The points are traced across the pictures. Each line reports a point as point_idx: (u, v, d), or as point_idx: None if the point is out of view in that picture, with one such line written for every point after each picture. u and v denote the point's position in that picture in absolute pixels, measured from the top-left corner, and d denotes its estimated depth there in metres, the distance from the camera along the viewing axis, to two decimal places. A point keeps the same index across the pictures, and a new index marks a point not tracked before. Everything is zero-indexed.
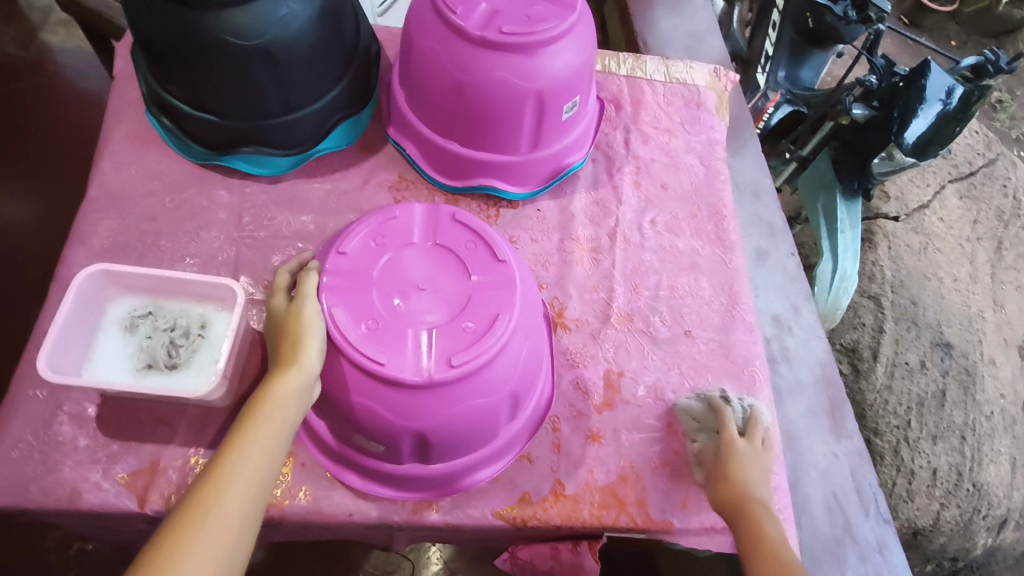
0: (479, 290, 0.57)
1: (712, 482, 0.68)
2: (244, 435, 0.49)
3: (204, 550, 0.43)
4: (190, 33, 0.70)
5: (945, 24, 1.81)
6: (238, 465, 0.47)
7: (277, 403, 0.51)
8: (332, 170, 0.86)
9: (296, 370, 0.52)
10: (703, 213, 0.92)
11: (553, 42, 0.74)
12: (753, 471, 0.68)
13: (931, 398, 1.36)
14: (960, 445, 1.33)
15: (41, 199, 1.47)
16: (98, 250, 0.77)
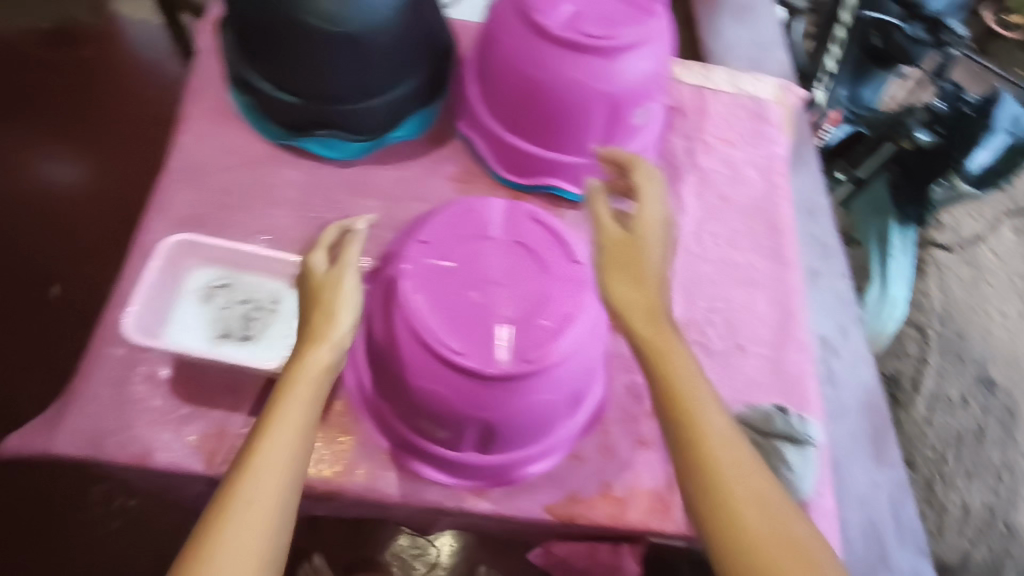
0: (554, 291, 0.59)
1: (619, 289, 0.57)
2: (279, 405, 0.54)
3: (252, 507, 0.49)
4: (284, 20, 0.74)
5: (1015, 51, 1.76)
6: (274, 431, 0.53)
7: (306, 374, 0.56)
8: (401, 158, 0.88)
9: (322, 344, 0.57)
10: (764, 228, 0.92)
11: (629, 48, 0.74)
12: (655, 266, 0.58)
13: (970, 435, 1.34)
14: (997, 487, 1.30)
15: (93, 168, 1.58)
16: (175, 219, 0.80)
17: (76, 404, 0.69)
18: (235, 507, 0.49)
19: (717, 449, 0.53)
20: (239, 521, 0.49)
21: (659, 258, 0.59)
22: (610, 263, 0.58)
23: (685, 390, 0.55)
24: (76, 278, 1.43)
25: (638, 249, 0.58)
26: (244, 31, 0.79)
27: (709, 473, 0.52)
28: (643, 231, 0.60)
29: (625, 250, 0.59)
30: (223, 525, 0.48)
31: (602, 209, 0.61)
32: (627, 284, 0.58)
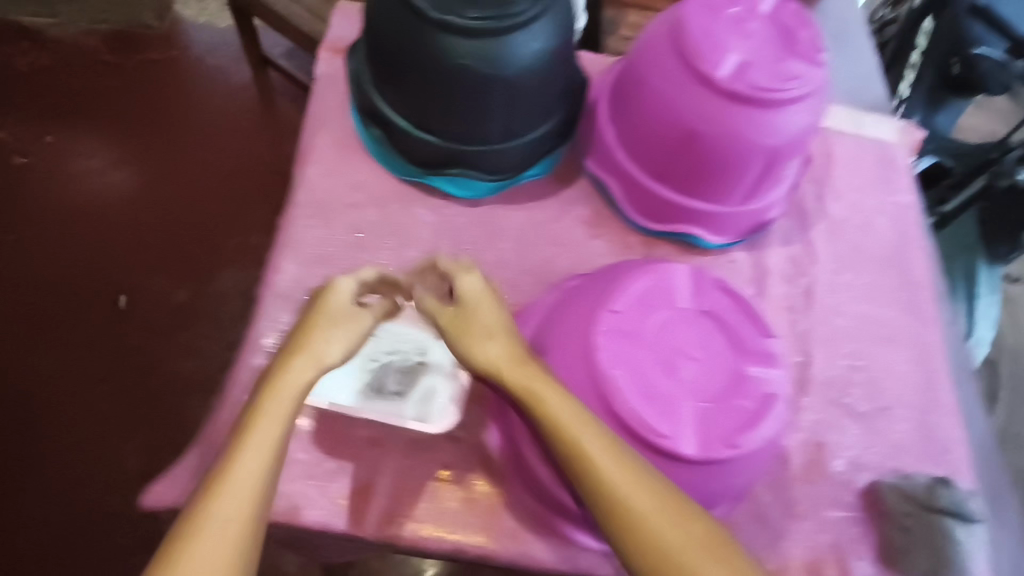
0: (750, 366, 0.56)
1: (487, 350, 0.54)
2: (257, 414, 0.52)
3: (224, 522, 0.46)
4: (434, 57, 0.68)
5: None
6: (251, 441, 0.50)
7: (288, 386, 0.54)
8: (529, 199, 0.85)
9: (308, 357, 0.56)
10: (900, 281, 0.88)
11: (799, 101, 0.70)
12: (494, 317, 0.56)
13: None
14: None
15: (160, 178, 1.59)
16: (306, 258, 0.77)
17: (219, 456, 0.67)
18: (206, 520, 0.46)
19: (611, 478, 0.48)
20: (208, 538, 0.46)
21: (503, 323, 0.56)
22: (462, 330, 0.56)
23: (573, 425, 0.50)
24: (150, 291, 1.49)
25: (488, 320, 0.56)
26: (381, 65, 0.74)
27: (614, 502, 0.47)
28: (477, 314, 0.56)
29: (494, 325, 0.56)
30: (190, 541, 0.46)
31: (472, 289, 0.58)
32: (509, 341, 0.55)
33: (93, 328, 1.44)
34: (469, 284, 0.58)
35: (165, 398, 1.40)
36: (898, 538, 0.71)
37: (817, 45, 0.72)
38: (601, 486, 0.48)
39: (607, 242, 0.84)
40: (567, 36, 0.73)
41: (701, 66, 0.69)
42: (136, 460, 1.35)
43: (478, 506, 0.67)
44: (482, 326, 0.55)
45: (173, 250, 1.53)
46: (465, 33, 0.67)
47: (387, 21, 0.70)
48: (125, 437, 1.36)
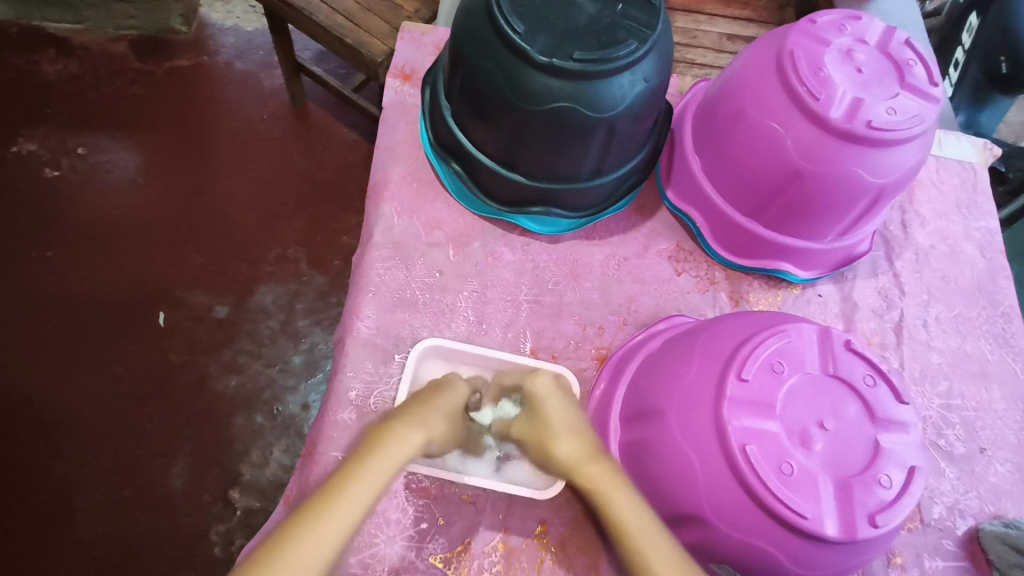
0: (885, 434, 0.54)
1: (564, 442, 0.57)
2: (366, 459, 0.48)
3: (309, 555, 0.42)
4: (539, 101, 0.64)
5: None
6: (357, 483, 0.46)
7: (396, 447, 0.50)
8: (610, 233, 0.82)
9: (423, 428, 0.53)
10: (988, 313, 0.86)
11: (912, 139, 0.67)
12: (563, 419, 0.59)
13: None
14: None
15: (170, 187, 1.49)
16: (387, 302, 0.74)
17: None
18: (293, 549, 0.42)
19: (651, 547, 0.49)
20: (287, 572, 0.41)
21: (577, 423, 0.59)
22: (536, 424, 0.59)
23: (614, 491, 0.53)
24: (188, 307, 1.38)
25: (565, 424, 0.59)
26: (469, 103, 0.70)
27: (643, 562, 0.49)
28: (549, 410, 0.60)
29: (562, 418, 0.59)
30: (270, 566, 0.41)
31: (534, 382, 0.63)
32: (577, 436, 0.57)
33: (129, 346, 1.33)
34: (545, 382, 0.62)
35: (210, 419, 1.29)
36: None
37: (931, 79, 0.69)
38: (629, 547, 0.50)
39: (692, 278, 0.81)
40: (667, 71, 0.69)
41: (814, 105, 0.66)
42: (175, 478, 1.24)
43: (578, 565, 0.65)
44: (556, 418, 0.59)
45: (207, 264, 1.42)
46: (572, 76, 0.62)
47: (481, 60, 0.66)
48: (169, 459, 1.25)
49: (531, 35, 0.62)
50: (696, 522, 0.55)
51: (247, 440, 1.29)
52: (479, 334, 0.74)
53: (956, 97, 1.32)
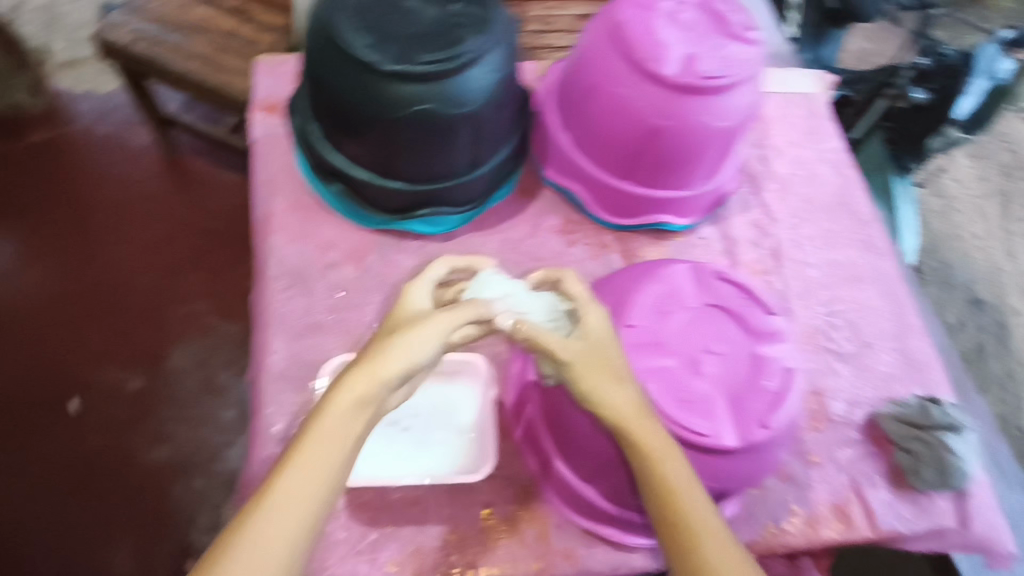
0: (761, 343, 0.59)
1: (613, 398, 0.52)
2: (302, 443, 0.49)
3: (260, 552, 0.46)
4: (398, 108, 0.67)
5: None
6: (288, 474, 0.48)
7: (345, 405, 0.50)
8: (500, 221, 0.85)
9: (384, 357, 0.51)
10: (850, 222, 0.95)
11: (742, 82, 0.74)
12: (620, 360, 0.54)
13: (968, 354, 1.65)
14: (1002, 394, 1.61)
15: (63, 270, 1.42)
16: (294, 331, 0.75)
17: None
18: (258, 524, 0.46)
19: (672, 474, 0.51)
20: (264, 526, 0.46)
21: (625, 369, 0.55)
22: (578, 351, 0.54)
23: (647, 437, 0.52)
24: (101, 385, 1.32)
25: (602, 377, 0.53)
26: (335, 123, 0.72)
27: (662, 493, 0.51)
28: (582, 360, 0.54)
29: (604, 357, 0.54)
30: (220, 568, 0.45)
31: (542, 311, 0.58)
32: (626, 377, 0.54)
33: (45, 441, 1.26)
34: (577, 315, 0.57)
35: (148, 493, 1.24)
36: (904, 461, 0.77)
37: (747, 24, 0.76)
38: (665, 494, 0.51)
39: (584, 246, 0.86)
40: (516, 60, 0.73)
41: (650, 65, 0.72)
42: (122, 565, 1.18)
43: (528, 536, 0.68)
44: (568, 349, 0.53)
45: (110, 339, 1.36)
46: (426, 78, 0.65)
47: (338, 80, 0.67)
48: (111, 547, 1.19)
49: (376, 46, 0.65)
50: None
51: (188, 506, 1.23)
52: None
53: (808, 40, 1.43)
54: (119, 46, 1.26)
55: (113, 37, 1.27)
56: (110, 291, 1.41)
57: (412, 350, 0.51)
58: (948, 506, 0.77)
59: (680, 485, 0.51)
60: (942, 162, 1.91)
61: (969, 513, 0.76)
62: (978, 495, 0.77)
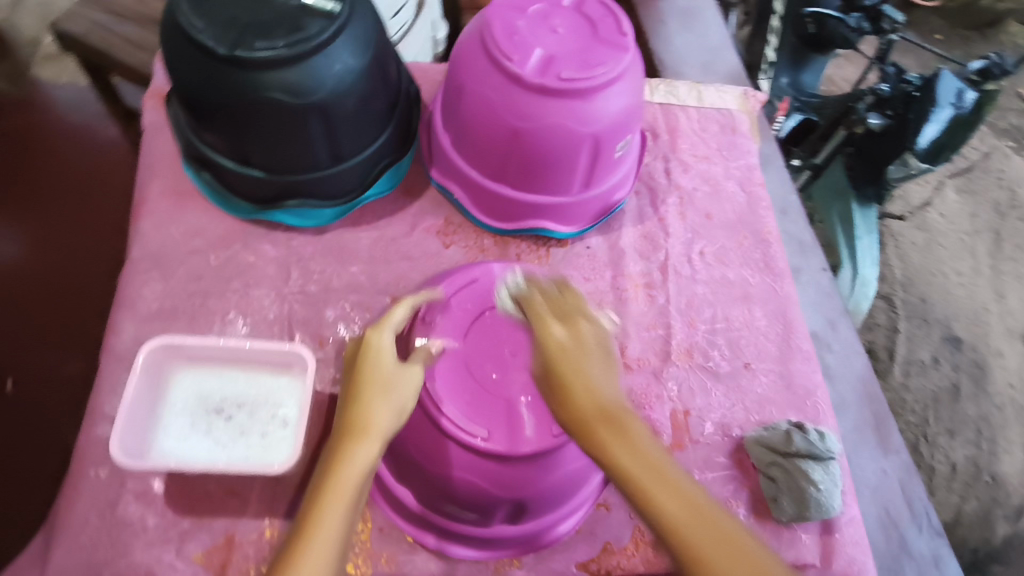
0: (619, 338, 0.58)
1: (603, 393, 0.48)
2: (315, 514, 0.44)
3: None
4: (239, 97, 0.66)
5: (929, 18, 1.98)
6: (309, 554, 0.42)
7: (352, 470, 0.46)
8: (377, 218, 0.84)
9: (377, 420, 0.49)
10: (750, 241, 0.92)
11: (609, 86, 0.72)
12: (598, 362, 0.50)
13: (945, 394, 1.53)
14: (976, 438, 1.48)
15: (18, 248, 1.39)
16: (145, 315, 0.74)
17: (60, 540, 0.63)
18: None
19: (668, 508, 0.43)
20: None
21: (596, 373, 0.49)
22: (557, 367, 0.49)
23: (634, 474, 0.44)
24: (36, 365, 1.26)
25: (573, 366, 0.49)
26: (190, 110, 0.72)
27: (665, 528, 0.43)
28: (567, 372, 0.49)
29: (593, 364, 0.50)
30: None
31: (538, 328, 0.53)
32: (608, 386, 0.49)
33: None
34: (560, 321, 0.53)
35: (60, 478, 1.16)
36: (766, 488, 0.73)
37: (620, 30, 0.74)
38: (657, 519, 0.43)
39: (461, 249, 0.84)
40: (375, 55, 0.72)
41: (508, 65, 0.71)
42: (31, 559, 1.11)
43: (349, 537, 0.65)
44: (568, 361, 0.49)
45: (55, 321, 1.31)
46: (264, 66, 0.65)
47: (183, 66, 0.67)
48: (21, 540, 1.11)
49: (215, 33, 0.65)
50: (415, 466, 0.61)
51: None
52: (246, 333, 0.75)
53: (768, 92, 1.51)
54: (71, 37, 1.22)
55: (66, 26, 1.23)
56: (59, 272, 1.37)
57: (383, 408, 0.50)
58: (811, 541, 0.72)
59: (645, 474, 0.44)
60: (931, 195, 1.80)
61: (834, 551, 0.72)
62: (845, 530, 0.72)
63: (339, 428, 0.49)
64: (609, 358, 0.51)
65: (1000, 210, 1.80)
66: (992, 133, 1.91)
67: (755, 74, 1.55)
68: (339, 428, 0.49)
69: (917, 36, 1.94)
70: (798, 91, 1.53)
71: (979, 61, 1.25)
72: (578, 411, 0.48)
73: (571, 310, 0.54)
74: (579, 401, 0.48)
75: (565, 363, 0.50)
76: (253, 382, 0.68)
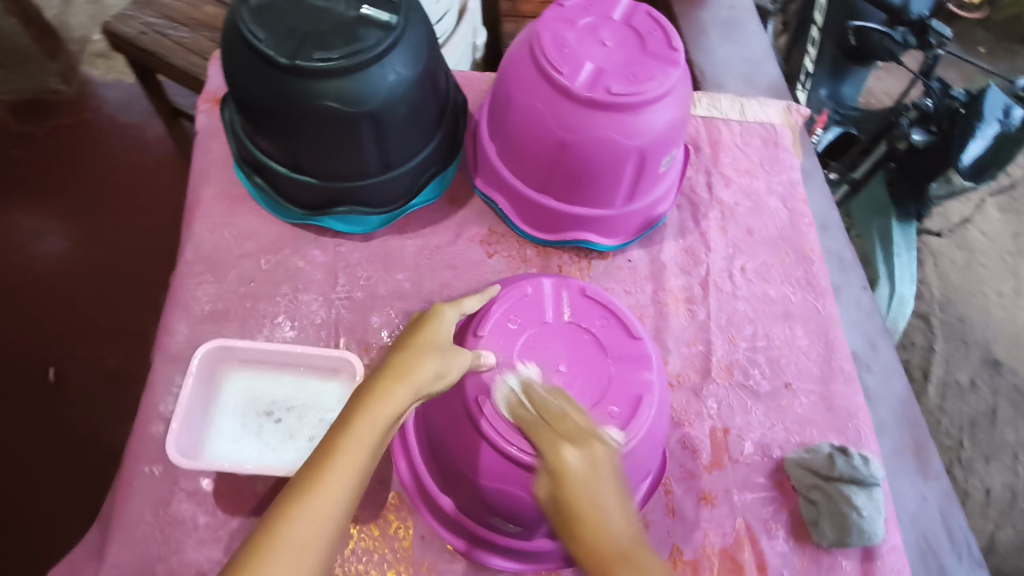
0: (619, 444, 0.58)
1: (615, 519, 0.49)
2: (343, 439, 0.46)
3: (294, 559, 0.41)
4: (294, 104, 0.68)
5: (974, 30, 1.94)
6: (347, 446, 0.46)
7: (386, 409, 0.49)
8: (423, 226, 0.86)
9: (418, 371, 0.52)
10: (793, 258, 0.91)
11: (656, 101, 0.72)
12: (611, 489, 0.51)
13: (983, 418, 1.49)
14: (1013, 464, 1.45)
15: (66, 243, 1.43)
16: (198, 316, 0.76)
17: (116, 535, 0.64)
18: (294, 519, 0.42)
19: None
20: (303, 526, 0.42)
21: (608, 503, 0.50)
22: (570, 503, 0.50)
23: None
24: (82, 357, 1.30)
25: (582, 487, 0.51)
26: (246, 116, 0.73)
27: None
28: (575, 488, 0.51)
29: (606, 484, 0.51)
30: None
31: (547, 451, 0.54)
32: (616, 517, 0.49)
33: (20, 406, 1.24)
34: (571, 442, 0.54)
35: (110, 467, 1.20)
36: (806, 511, 0.73)
37: (671, 44, 0.75)
38: None
39: (503, 258, 0.85)
40: (427, 66, 0.73)
41: (558, 78, 0.71)
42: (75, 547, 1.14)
43: (390, 543, 0.66)
44: (578, 486, 0.51)
45: (99, 315, 1.35)
46: (322, 76, 0.66)
47: (241, 73, 0.69)
48: (66, 524, 1.14)
49: (273, 42, 0.66)
50: (462, 475, 0.62)
51: None
52: (293, 336, 0.76)
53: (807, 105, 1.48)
54: (125, 39, 1.25)
55: (119, 28, 1.26)
56: (105, 267, 1.40)
57: (426, 366, 0.53)
58: (852, 567, 0.71)
59: None
60: (970, 212, 1.76)
61: None
62: (886, 557, 0.71)
63: (384, 367, 0.52)
64: (622, 486, 0.52)
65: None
66: None
67: (794, 84, 1.52)
68: (382, 368, 0.52)
69: (962, 49, 1.90)
70: (837, 104, 1.51)
71: None
72: (597, 548, 0.47)
73: (584, 433, 0.55)
74: (592, 538, 0.47)
75: (577, 501, 0.50)
76: (302, 386, 0.71)
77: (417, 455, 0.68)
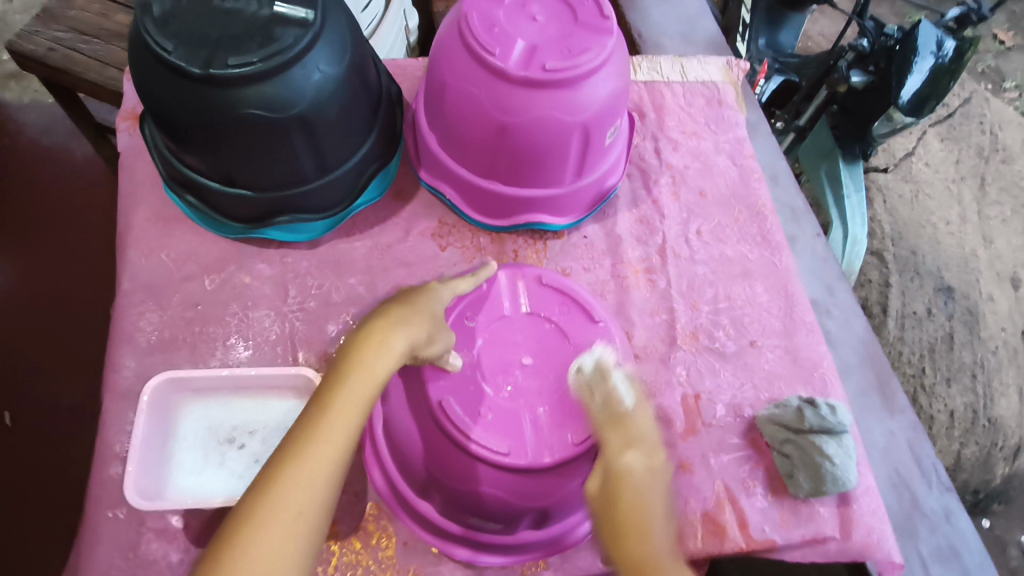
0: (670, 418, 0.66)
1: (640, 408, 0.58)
2: (338, 395, 0.47)
3: (291, 516, 0.41)
4: (216, 116, 0.64)
5: None
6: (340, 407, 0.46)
7: (370, 374, 0.48)
8: (370, 226, 0.83)
9: (396, 339, 0.51)
10: (745, 215, 0.91)
11: (595, 73, 0.70)
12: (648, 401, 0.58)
13: (941, 343, 1.54)
14: (972, 384, 1.50)
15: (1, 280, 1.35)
16: (145, 348, 0.73)
17: None
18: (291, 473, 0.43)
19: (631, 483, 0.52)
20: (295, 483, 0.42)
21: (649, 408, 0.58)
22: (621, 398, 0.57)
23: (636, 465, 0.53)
24: (34, 396, 1.24)
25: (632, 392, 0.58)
26: (167, 133, 0.69)
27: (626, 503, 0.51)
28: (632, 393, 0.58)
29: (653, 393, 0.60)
30: (255, 527, 0.41)
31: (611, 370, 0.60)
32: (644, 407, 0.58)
33: None
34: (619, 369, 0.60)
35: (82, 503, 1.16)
36: (781, 465, 0.74)
37: (602, 12, 0.73)
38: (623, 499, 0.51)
39: (457, 250, 0.83)
40: (352, 61, 0.70)
41: (490, 60, 0.69)
42: None
43: (374, 554, 0.65)
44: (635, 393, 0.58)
45: (46, 350, 1.28)
46: (239, 83, 0.62)
47: (156, 90, 0.65)
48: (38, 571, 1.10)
49: (185, 53, 0.62)
50: (436, 478, 0.61)
51: None
52: (248, 356, 0.74)
53: (748, 56, 1.47)
54: (34, 58, 1.18)
55: (25, 47, 1.18)
56: (44, 299, 1.33)
57: (408, 333, 0.52)
58: (830, 514, 0.73)
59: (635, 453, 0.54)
60: (912, 145, 1.79)
61: (851, 520, 0.72)
62: (861, 500, 0.73)
63: (364, 332, 0.51)
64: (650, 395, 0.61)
65: (983, 154, 1.80)
66: (971, 78, 1.90)
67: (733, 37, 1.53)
68: (364, 334, 0.51)
69: None
70: (775, 51, 1.48)
71: (956, 7, 1.16)
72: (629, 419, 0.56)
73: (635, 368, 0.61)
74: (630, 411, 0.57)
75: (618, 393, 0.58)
76: (260, 408, 0.69)
77: (390, 464, 0.66)
